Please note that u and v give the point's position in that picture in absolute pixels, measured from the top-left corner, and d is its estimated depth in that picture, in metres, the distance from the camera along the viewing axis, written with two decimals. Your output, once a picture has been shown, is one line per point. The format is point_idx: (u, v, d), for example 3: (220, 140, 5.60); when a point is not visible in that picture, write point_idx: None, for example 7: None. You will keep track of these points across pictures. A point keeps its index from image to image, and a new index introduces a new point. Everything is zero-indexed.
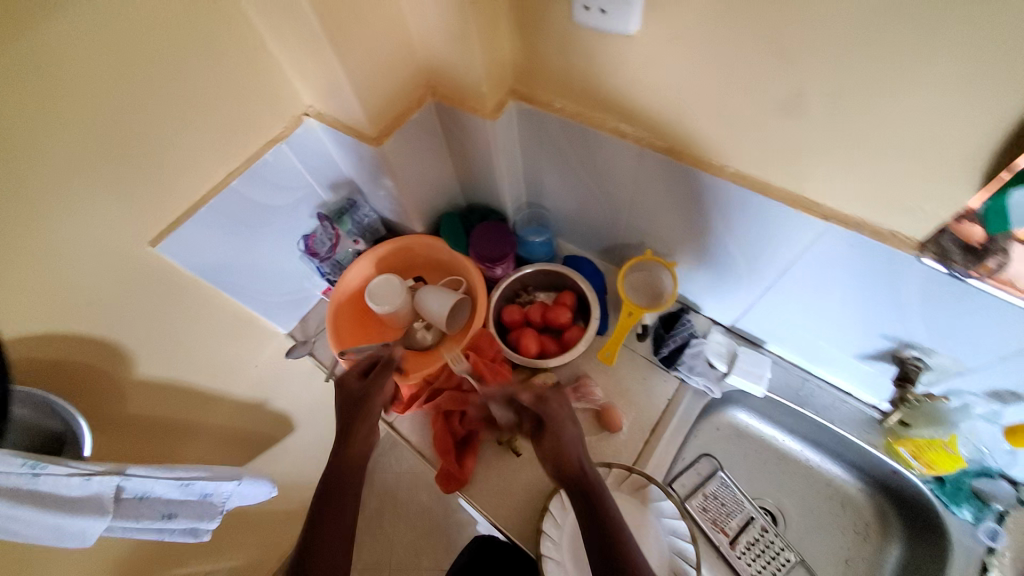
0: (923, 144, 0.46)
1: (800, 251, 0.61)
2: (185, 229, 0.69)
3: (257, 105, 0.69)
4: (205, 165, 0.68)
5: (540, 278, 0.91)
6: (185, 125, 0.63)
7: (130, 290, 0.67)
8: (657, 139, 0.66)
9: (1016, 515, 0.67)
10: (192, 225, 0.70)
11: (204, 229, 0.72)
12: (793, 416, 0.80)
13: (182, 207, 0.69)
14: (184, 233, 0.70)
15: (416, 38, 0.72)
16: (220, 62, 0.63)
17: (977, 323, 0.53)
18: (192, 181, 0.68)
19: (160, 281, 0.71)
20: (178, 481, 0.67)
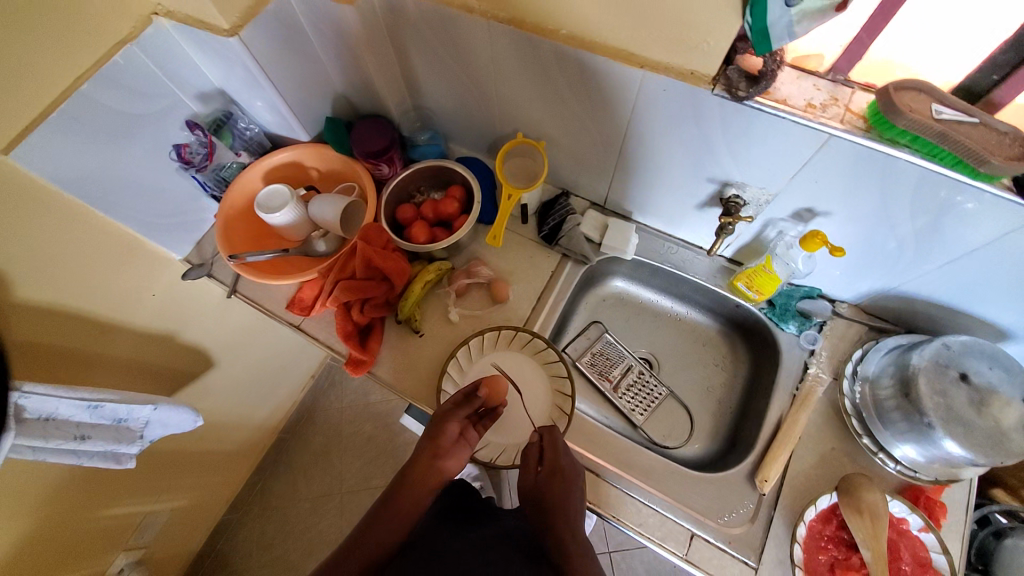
0: None
1: (632, 104, 0.69)
2: (42, 134, 0.65)
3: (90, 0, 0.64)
4: (53, 63, 0.64)
5: (427, 174, 0.92)
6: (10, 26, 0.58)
7: (14, 207, 0.68)
8: (500, 10, 0.67)
9: (830, 324, 0.82)
10: (48, 129, 0.66)
11: (63, 135, 0.68)
12: (655, 275, 0.94)
13: (37, 110, 0.64)
14: (43, 138, 0.66)
15: None
16: None
17: (773, 150, 0.64)
18: (38, 81, 0.63)
19: (28, 196, 0.69)
20: (86, 402, 0.73)
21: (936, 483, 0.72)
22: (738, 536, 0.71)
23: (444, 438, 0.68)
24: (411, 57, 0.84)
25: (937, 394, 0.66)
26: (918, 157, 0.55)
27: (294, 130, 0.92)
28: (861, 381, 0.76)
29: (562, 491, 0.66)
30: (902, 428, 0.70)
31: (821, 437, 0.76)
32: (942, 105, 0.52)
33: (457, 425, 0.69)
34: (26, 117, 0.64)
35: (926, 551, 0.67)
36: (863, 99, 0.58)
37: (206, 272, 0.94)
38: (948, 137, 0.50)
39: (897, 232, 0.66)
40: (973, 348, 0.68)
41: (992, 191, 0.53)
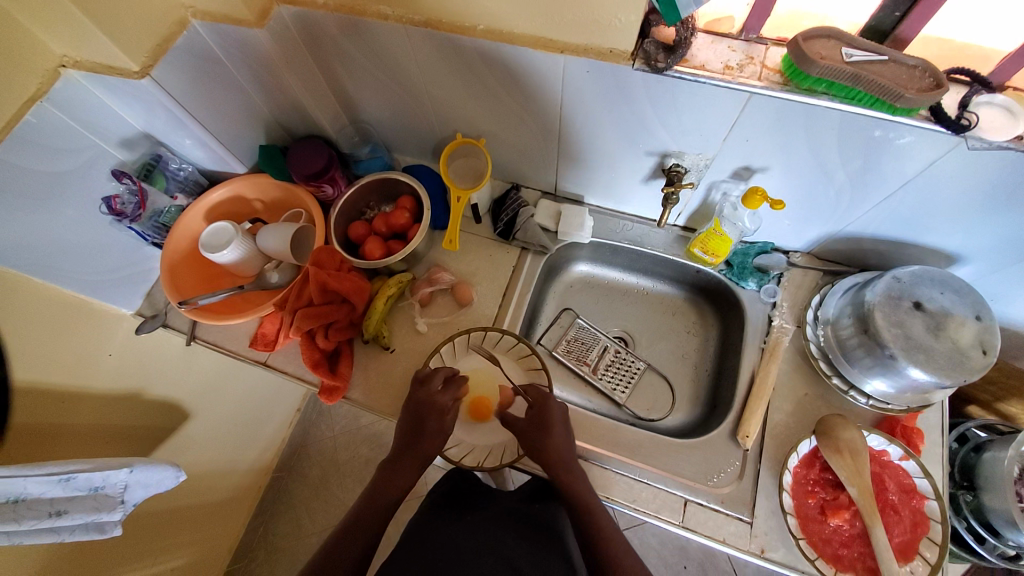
0: None
1: (561, 90, 0.69)
2: None
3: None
4: None
5: (373, 188, 0.91)
6: None
7: None
8: (415, 14, 0.66)
9: (787, 274, 0.85)
10: None
11: None
12: (617, 253, 0.94)
13: None
14: None
15: None
16: None
17: (702, 114, 0.64)
18: None
19: None
20: (56, 477, 0.70)
21: (909, 411, 0.75)
22: (728, 494, 0.72)
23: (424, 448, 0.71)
24: (337, 73, 0.83)
25: (893, 326, 0.68)
26: (837, 102, 0.57)
27: (230, 163, 0.90)
28: (823, 325, 0.79)
29: (539, 445, 0.70)
30: (867, 363, 0.72)
31: (795, 384, 0.78)
32: (852, 48, 0.53)
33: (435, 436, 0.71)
34: None
35: (909, 477, 0.70)
36: (776, 54, 0.59)
37: (160, 323, 0.91)
38: (861, 78, 0.52)
39: (831, 177, 0.68)
40: (921, 276, 0.70)
41: (912, 123, 0.55)
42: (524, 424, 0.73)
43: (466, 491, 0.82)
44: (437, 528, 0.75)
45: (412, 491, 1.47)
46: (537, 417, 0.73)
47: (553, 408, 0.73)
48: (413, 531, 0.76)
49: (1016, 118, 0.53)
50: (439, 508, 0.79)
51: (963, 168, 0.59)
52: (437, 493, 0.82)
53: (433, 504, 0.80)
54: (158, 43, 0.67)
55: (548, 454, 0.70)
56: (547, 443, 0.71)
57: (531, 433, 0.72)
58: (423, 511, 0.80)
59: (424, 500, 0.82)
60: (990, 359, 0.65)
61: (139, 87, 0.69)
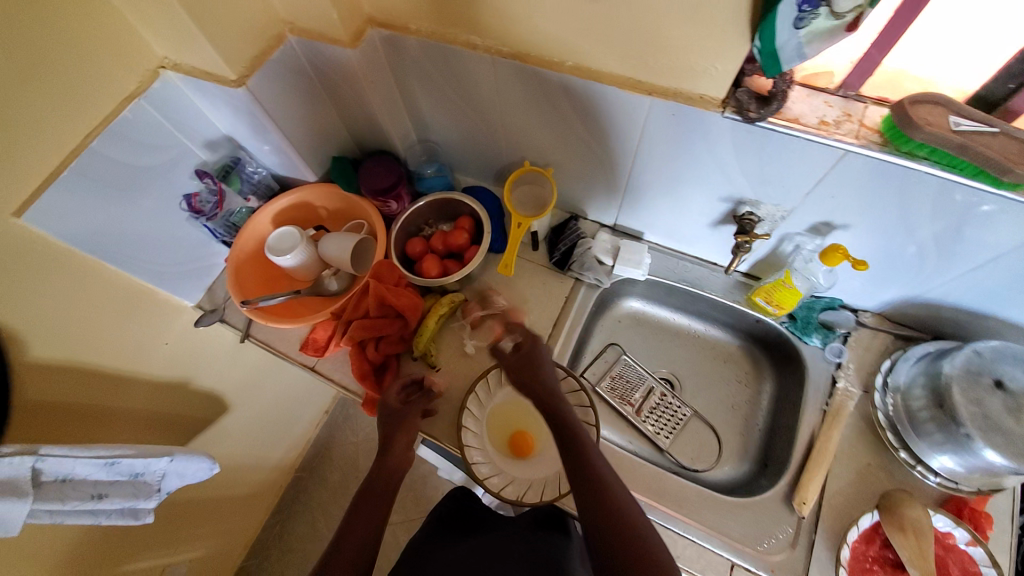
0: (729, 4, 0.50)
1: (641, 130, 0.69)
2: (53, 193, 0.65)
3: (104, 58, 0.65)
4: (68, 127, 0.65)
5: (435, 206, 0.92)
6: (21, 89, 0.59)
7: (31, 270, 0.68)
8: (504, 46, 0.68)
9: (855, 335, 0.81)
10: (58, 189, 0.66)
11: (75, 193, 0.68)
12: (670, 292, 0.92)
13: (47, 171, 0.64)
14: (54, 198, 0.66)
15: None
16: (57, 17, 0.59)
17: (787, 167, 0.63)
18: (46, 143, 0.63)
19: (46, 257, 0.70)
20: (102, 460, 0.71)
21: (979, 494, 0.70)
22: (779, 563, 0.68)
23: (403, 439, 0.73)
24: (414, 92, 0.85)
25: (971, 403, 0.64)
26: (938, 169, 0.55)
27: (302, 171, 0.93)
28: (892, 393, 0.75)
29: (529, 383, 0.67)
30: (938, 439, 0.68)
31: (857, 453, 0.74)
32: (960, 117, 0.52)
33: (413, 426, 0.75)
34: (39, 176, 0.64)
35: (975, 565, 0.64)
36: (876, 114, 0.58)
37: (218, 318, 0.94)
38: (969, 150, 0.50)
39: (916, 241, 0.65)
40: (1004, 352, 0.66)
41: (1018, 198, 0.53)
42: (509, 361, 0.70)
43: (462, 516, 0.85)
44: (434, 546, 0.75)
45: (428, 507, 1.44)
46: (526, 356, 0.69)
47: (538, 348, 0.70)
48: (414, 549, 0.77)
49: None
50: (437, 529, 0.81)
51: None
52: (435, 514, 0.86)
53: (432, 523, 0.83)
54: (258, 55, 0.71)
55: (539, 392, 0.66)
56: (534, 381, 0.67)
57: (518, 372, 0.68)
58: (422, 531, 0.82)
59: (425, 521, 0.85)
60: None
61: (233, 95, 0.73)
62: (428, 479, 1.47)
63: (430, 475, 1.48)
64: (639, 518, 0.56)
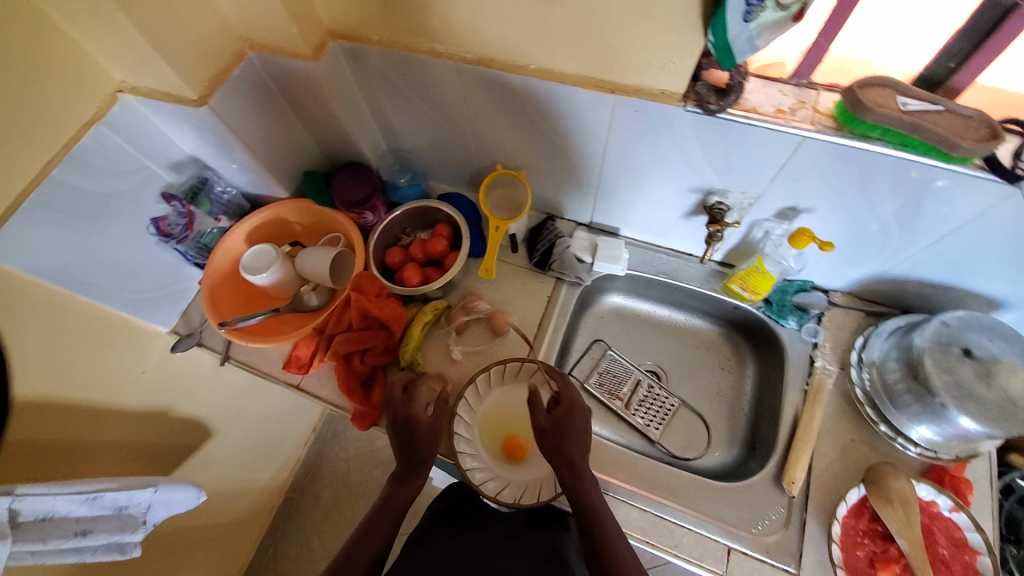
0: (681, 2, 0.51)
1: (607, 127, 0.70)
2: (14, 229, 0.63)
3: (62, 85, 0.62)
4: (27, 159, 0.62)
5: (411, 215, 0.92)
6: None
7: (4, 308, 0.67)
8: (467, 52, 0.68)
9: (828, 314, 0.83)
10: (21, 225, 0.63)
11: (38, 225, 0.66)
12: (649, 285, 0.94)
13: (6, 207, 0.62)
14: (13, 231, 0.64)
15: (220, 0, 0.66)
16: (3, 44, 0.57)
17: (750, 155, 0.65)
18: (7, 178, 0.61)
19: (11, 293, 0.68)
20: (84, 495, 0.68)
21: (957, 460, 0.72)
22: (774, 543, 0.69)
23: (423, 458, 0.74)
24: (381, 102, 0.85)
25: (945, 373, 0.66)
26: (891, 148, 0.57)
27: (272, 187, 0.92)
28: (868, 367, 0.77)
29: (552, 446, 0.71)
30: (915, 410, 0.70)
31: (839, 429, 0.76)
32: (906, 97, 0.54)
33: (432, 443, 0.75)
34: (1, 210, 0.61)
35: (959, 531, 0.67)
36: (829, 99, 0.60)
37: (196, 342, 0.91)
38: (920, 127, 0.52)
39: (880, 221, 0.68)
40: (968, 322, 0.69)
41: (966, 172, 0.56)
42: (546, 424, 0.72)
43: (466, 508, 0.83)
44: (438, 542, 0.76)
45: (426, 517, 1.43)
46: (561, 420, 0.73)
47: (577, 414, 0.73)
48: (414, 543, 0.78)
49: None
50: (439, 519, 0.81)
51: (1015, 217, 0.59)
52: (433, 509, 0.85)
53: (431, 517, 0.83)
54: (218, 73, 0.70)
55: (561, 456, 0.70)
56: (562, 445, 0.70)
57: (551, 433, 0.72)
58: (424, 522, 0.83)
59: (429, 512, 0.85)
60: None
61: (195, 115, 0.72)
62: (423, 489, 1.46)
63: (425, 485, 1.47)
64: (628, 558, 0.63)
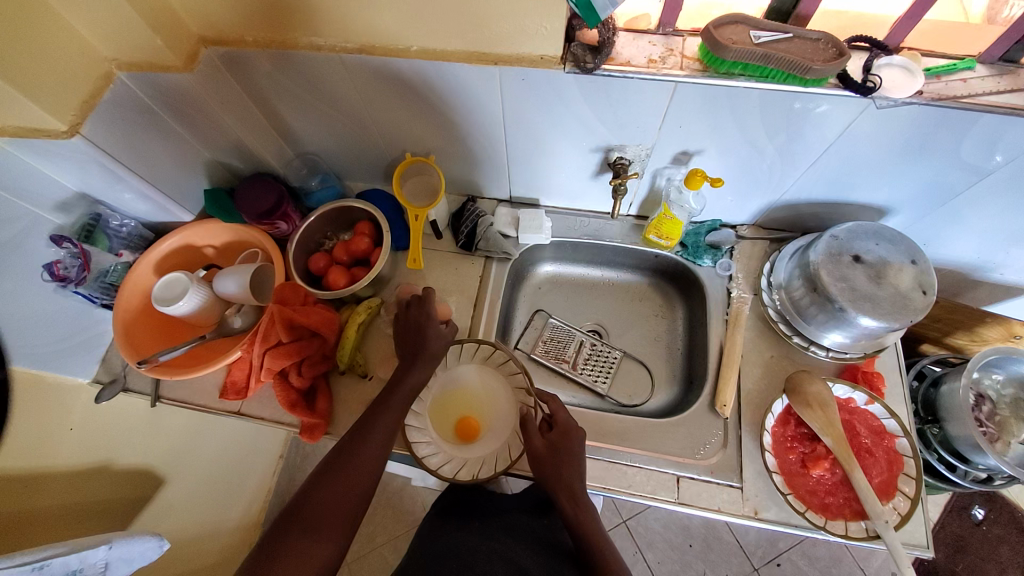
0: None
1: (500, 100, 0.72)
2: None
3: None
4: None
5: (329, 218, 0.90)
6: None
7: None
8: (348, 42, 0.67)
9: (738, 247, 0.89)
10: None
11: None
12: (576, 249, 0.97)
13: None
14: None
15: (73, 20, 0.61)
16: None
17: (635, 108, 0.68)
18: None
19: None
20: (28, 566, 0.62)
21: (866, 356, 0.79)
22: (717, 464, 0.75)
23: (380, 427, 0.69)
24: (275, 107, 0.82)
25: (838, 281, 0.73)
26: (753, 81, 0.61)
27: (175, 212, 0.88)
28: (777, 290, 0.83)
29: (553, 475, 0.68)
30: (821, 319, 0.77)
31: (761, 349, 0.82)
32: (758, 30, 0.58)
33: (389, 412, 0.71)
34: None
35: (877, 420, 0.73)
36: (693, 44, 0.64)
37: (121, 389, 0.85)
38: (772, 57, 0.57)
39: (763, 152, 0.73)
40: (857, 232, 0.75)
41: (824, 92, 0.60)
42: (541, 449, 0.70)
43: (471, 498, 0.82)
44: (446, 535, 0.74)
45: (411, 517, 1.43)
46: (557, 445, 0.70)
47: (574, 437, 0.71)
48: (419, 541, 0.78)
49: (913, 75, 0.59)
50: (442, 513, 0.80)
51: (875, 127, 0.65)
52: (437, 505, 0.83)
53: (436, 513, 0.82)
54: (86, 99, 0.65)
55: (562, 484, 0.68)
56: (562, 473, 0.68)
57: (546, 459, 0.69)
58: (429, 518, 0.82)
59: (432, 505, 0.84)
60: (930, 298, 0.70)
61: (68, 147, 0.66)
62: (404, 490, 1.46)
63: (405, 487, 1.47)
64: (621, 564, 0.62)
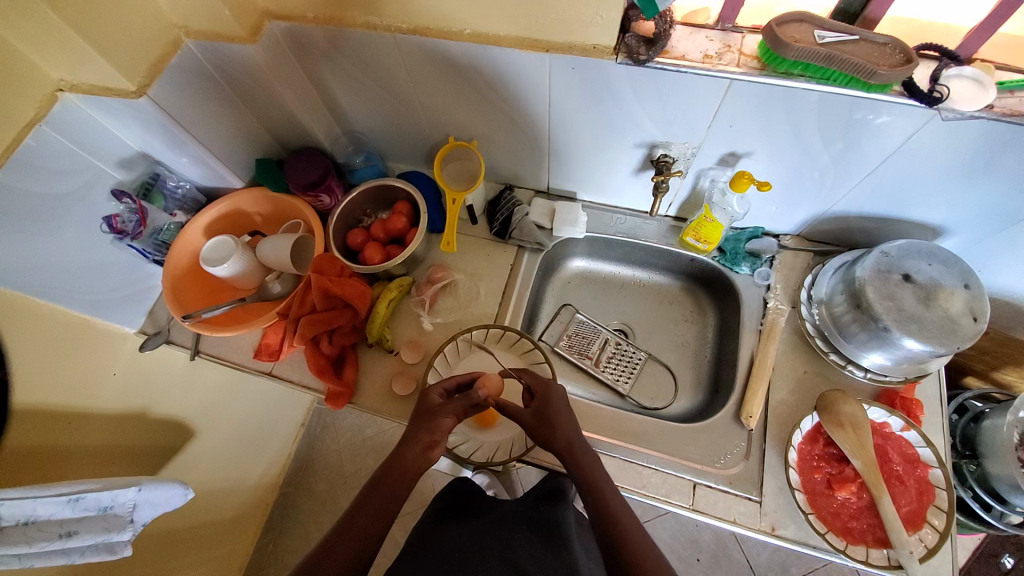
0: None
1: (548, 89, 0.72)
2: None
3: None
4: None
5: (370, 195, 0.92)
6: None
7: None
8: (403, 22, 0.68)
9: (779, 257, 0.87)
10: None
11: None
12: (610, 246, 0.96)
13: None
14: None
15: None
16: None
17: (686, 104, 0.67)
18: None
19: None
20: (65, 496, 0.66)
21: (907, 381, 0.75)
22: (736, 474, 0.73)
23: (439, 427, 0.66)
24: (328, 85, 0.85)
25: (884, 299, 0.70)
26: (812, 83, 0.59)
27: (227, 179, 0.93)
28: (817, 304, 0.80)
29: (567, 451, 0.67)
30: (862, 338, 0.73)
31: (794, 363, 0.80)
32: (823, 30, 0.56)
33: (452, 415, 0.67)
34: None
35: (912, 447, 0.70)
36: (753, 41, 0.62)
37: (164, 340, 0.92)
38: (835, 58, 0.54)
39: (815, 159, 0.70)
40: (909, 249, 0.72)
41: (887, 99, 0.58)
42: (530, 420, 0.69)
43: (470, 502, 0.80)
44: (443, 537, 0.70)
45: (420, 498, 1.46)
46: (540, 411, 0.69)
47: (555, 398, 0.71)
48: (414, 541, 0.73)
49: (986, 88, 0.55)
50: (440, 515, 0.77)
51: (937, 142, 0.61)
52: (438, 505, 0.80)
53: (433, 513, 0.79)
54: (154, 62, 0.69)
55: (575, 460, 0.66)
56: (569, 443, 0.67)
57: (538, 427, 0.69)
58: (427, 517, 0.78)
59: (426, 510, 0.81)
60: (981, 325, 0.66)
61: (136, 107, 0.71)
62: None
63: None
64: (662, 566, 0.57)
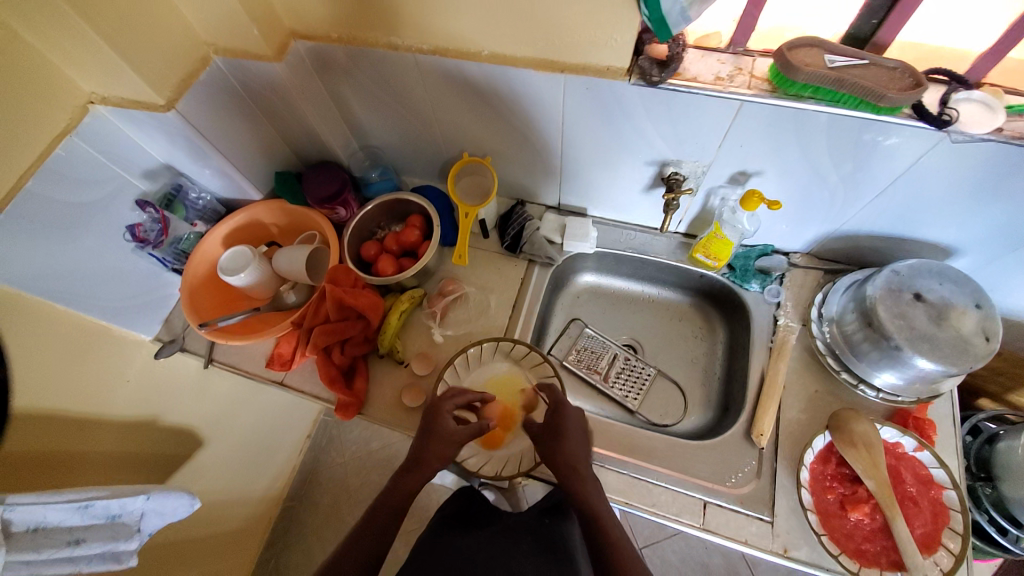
0: None
1: (562, 108, 0.74)
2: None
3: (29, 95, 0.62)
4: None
5: (384, 209, 0.94)
6: None
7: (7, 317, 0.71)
8: (423, 43, 0.71)
9: (789, 275, 0.87)
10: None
11: (25, 239, 0.69)
12: (620, 262, 0.97)
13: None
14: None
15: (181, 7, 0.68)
16: None
17: (697, 124, 0.69)
18: None
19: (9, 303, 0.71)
20: (75, 503, 0.67)
21: (920, 402, 0.75)
22: (747, 493, 0.72)
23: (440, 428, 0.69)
24: (348, 102, 0.87)
25: (895, 318, 0.70)
26: (821, 104, 0.60)
27: (246, 191, 0.95)
28: (828, 323, 0.80)
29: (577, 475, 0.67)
30: (874, 357, 0.73)
31: (805, 381, 0.80)
32: (833, 54, 0.58)
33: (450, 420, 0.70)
34: None
35: (926, 468, 0.69)
36: (763, 65, 0.64)
37: (178, 348, 0.93)
38: (845, 81, 0.56)
39: (825, 179, 0.71)
40: (919, 269, 0.72)
41: (896, 121, 0.59)
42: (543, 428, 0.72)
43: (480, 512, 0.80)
44: (450, 546, 0.70)
45: (425, 514, 1.44)
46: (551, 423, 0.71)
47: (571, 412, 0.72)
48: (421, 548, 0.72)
49: (995, 112, 0.56)
50: (447, 523, 0.77)
51: (946, 163, 0.62)
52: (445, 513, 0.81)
53: (441, 520, 0.79)
54: (183, 78, 0.72)
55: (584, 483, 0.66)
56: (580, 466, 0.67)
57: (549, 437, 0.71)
58: (433, 526, 0.78)
59: (435, 517, 0.81)
60: (993, 345, 0.66)
61: (163, 120, 0.73)
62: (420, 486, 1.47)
63: None
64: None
